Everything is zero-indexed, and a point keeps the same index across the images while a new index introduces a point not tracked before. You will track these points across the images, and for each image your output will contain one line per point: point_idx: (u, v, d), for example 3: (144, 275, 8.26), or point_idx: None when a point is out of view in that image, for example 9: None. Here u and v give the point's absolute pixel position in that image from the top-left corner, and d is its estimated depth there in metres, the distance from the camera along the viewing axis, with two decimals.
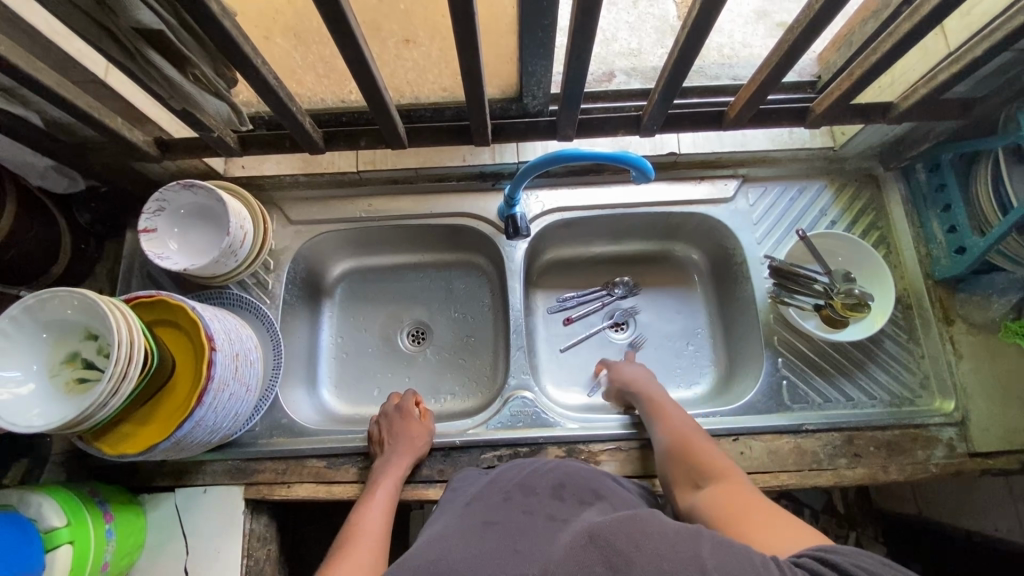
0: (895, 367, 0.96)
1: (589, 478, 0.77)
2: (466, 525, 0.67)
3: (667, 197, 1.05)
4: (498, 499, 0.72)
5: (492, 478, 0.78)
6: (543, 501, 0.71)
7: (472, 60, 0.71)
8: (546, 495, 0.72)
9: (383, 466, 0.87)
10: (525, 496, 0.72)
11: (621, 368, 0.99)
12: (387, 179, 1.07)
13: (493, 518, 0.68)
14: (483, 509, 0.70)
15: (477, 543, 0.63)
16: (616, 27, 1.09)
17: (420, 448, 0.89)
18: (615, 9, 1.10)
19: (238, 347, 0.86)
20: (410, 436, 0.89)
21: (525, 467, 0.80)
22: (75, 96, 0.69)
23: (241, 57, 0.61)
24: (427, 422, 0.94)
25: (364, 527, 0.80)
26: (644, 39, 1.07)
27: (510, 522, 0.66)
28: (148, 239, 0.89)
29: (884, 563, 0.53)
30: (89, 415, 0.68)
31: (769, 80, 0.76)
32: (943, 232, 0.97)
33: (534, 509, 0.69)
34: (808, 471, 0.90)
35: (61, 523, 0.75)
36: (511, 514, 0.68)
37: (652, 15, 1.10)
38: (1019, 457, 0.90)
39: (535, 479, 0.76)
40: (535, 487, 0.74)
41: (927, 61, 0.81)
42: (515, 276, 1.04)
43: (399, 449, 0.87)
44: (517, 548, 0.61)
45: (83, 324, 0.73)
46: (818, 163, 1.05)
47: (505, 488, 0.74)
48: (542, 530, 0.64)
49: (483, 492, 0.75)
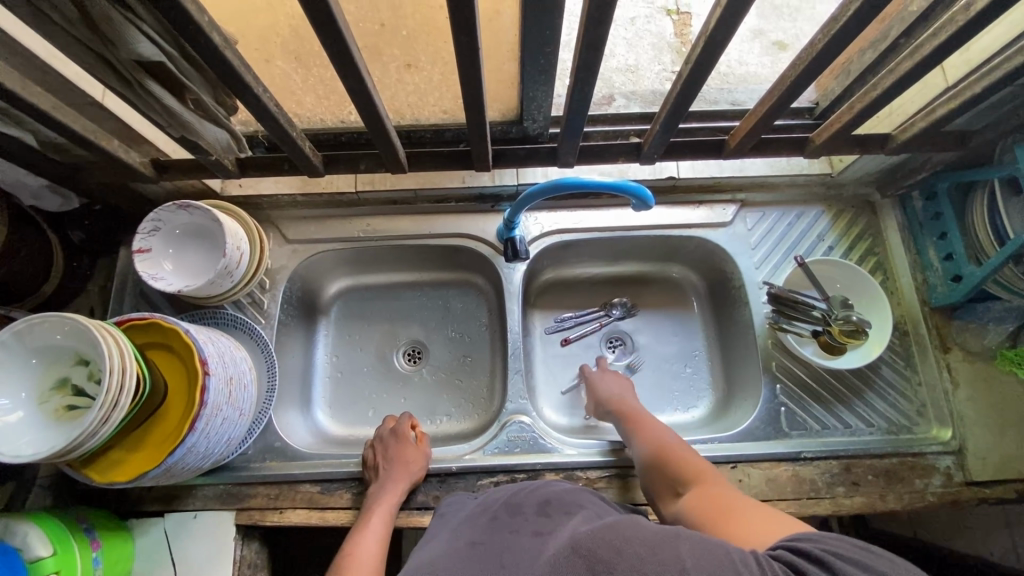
0: (892, 394, 0.96)
1: (574, 492, 0.74)
2: (452, 547, 0.64)
3: (666, 220, 1.05)
4: (483, 521, 0.70)
5: (480, 500, 0.77)
6: (530, 519, 0.67)
7: (475, 88, 0.71)
8: (533, 512, 0.69)
9: (378, 490, 0.85)
10: (511, 515, 0.69)
11: (598, 385, 0.98)
12: (386, 199, 1.06)
13: (478, 539, 0.65)
14: (469, 532, 0.68)
15: (465, 560, 0.60)
16: (614, 44, 1.10)
17: (415, 471, 0.88)
18: (613, 28, 1.11)
19: (231, 371, 0.84)
20: (404, 459, 0.88)
21: (511, 489, 0.77)
22: (71, 120, 0.69)
23: (243, 87, 0.60)
24: (421, 444, 0.93)
25: (359, 553, 0.78)
26: (641, 56, 1.08)
27: (495, 541, 0.63)
28: (142, 260, 0.88)
29: (857, 546, 0.51)
30: (79, 445, 0.67)
31: (769, 112, 0.76)
32: (940, 259, 0.97)
33: (521, 527, 0.65)
34: (806, 500, 0.89)
35: (48, 553, 0.73)
36: (498, 535, 0.65)
37: (649, 33, 1.11)
38: (1015, 486, 0.90)
39: (521, 497, 0.73)
40: (522, 507, 0.71)
41: (925, 93, 0.82)
42: (513, 297, 1.03)
43: (395, 473, 0.86)
44: (503, 563, 0.58)
45: (73, 348, 0.71)
46: (816, 188, 1.06)
47: (491, 510, 0.72)
48: (529, 543, 0.61)
49: (473, 515, 0.73)
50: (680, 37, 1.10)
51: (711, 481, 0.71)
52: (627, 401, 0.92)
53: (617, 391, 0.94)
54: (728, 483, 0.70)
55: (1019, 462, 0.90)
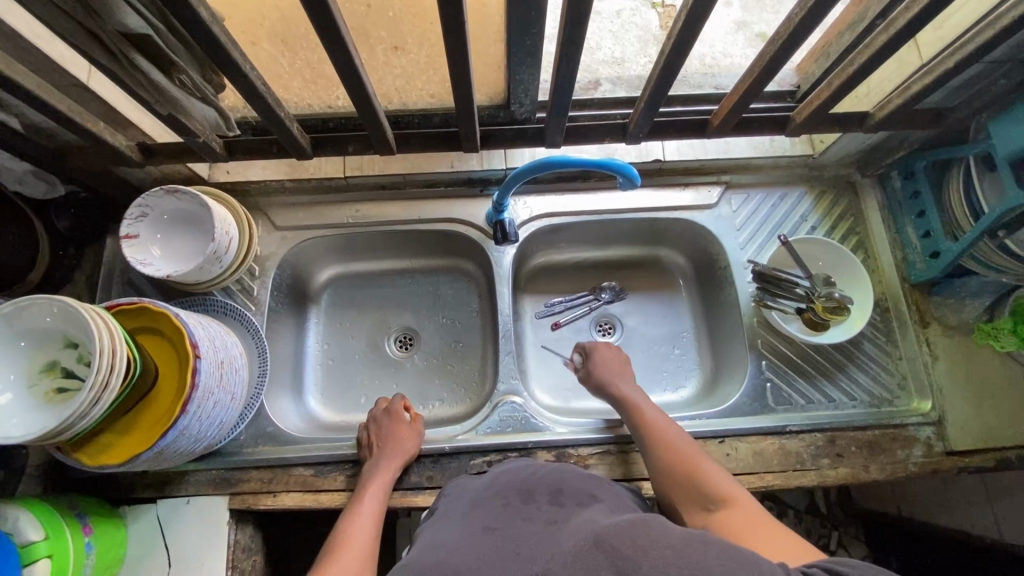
0: (875, 368, 0.98)
1: (576, 477, 0.74)
2: (466, 530, 0.63)
3: (653, 202, 1.07)
4: (497, 505, 0.68)
5: (491, 479, 0.76)
6: (544, 507, 0.66)
7: (462, 66, 0.72)
8: (546, 501, 0.67)
9: (370, 470, 0.86)
10: (524, 502, 0.67)
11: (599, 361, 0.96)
12: (375, 184, 1.06)
13: (492, 523, 0.63)
14: (479, 514, 0.66)
15: (478, 545, 0.59)
16: (600, 36, 1.11)
17: (407, 452, 0.89)
18: (599, 19, 1.12)
19: (222, 355, 0.85)
20: (397, 441, 0.89)
21: (519, 472, 0.76)
22: (57, 100, 0.68)
23: (230, 63, 0.60)
24: (414, 423, 0.93)
25: (352, 534, 0.79)
26: (627, 48, 1.09)
27: (510, 527, 0.61)
28: (130, 246, 0.88)
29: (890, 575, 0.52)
30: (69, 426, 0.67)
31: (751, 89, 0.78)
32: (919, 237, 0.99)
33: (534, 515, 0.64)
34: (792, 472, 0.91)
35: (40, 537, 0.73)
36: (511, 521, 0.63)
37: (635, 24, 1.12)
38: (993, 454, 0.93)
39: (534, 481, 0.72)
40: (535, 493, 0.69)
41: (901, 72, 0.84)
42: (504, 281, 1.04)
43: (387, 454, 0.86)
44: (519, 552, 0.56)
45: (62, 332, 0.71)
46: (798, 170, 1.08)
47: (504, 494, 0.70)
48: (539, 529, 0.60)
49: (482, 497, 0.71)
50: (665, 28, 1.11)
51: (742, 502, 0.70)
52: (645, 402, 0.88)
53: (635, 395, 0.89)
54: (757, 505, 0.70)
55: (996, 431, 0.93)
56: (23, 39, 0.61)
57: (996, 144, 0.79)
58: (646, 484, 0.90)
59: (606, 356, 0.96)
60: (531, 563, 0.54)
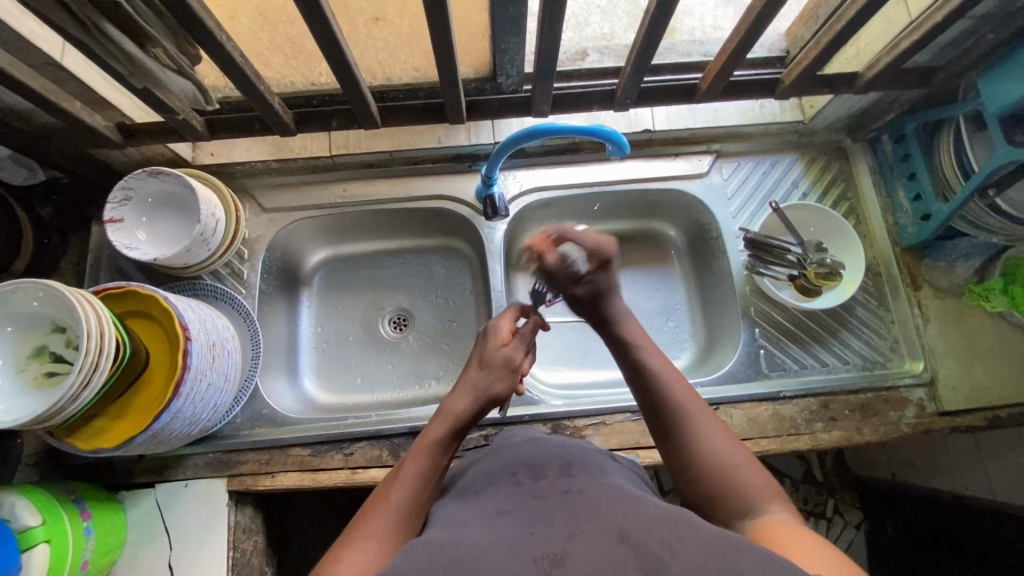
0: (867, 333, 0.99)
1: (584, 452, 0.68)
2: (478, 513, 0.56)
3: (644, 173, 1.06)
4: (507, 484, 0.61)
5: (497, 455, 0.69)
6: (556, 483, 0.59)
7: (444, 33, 0.70)
8: (557, 476, 0.61)
9: (450, 395, 0.74)
10: (535, 479, 0.61)
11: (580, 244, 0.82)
12: (362, 163, 1.05)
13: (508, 507, 0.56)
14: (490, 497, 0.59)
15: (492, 528, 0.52)
16: (588, 12, 1.06)
17: (497, 387, 0.75)
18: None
19: (214, 337, 0.84)
20: (485, 377, 0.75)
21: (523, 448, 0.69)
22: (30, 79, 0.67)
23: (205, 32, 0.59)
24: (512, 351, 0.78)
25: (411, 461, 0.65)
26: (616, 23, 1.05)
27: (526, 509, 0.55)
28: (114, 230, 0.87)
29: None
30: (60, 410, 0.66)
31: (738, 50, 0.77)
32: (911, 201, 0.99)
33: (547, 493, 0.57)
34: (786, 437, 0.92)
35: (37, 522, 0.73)
36: (524, 501, 0.57)
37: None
38: (986, 413, 0.93)
39: (541, 455, 0.66)
40: (544, 469, 0.63)
41: (890, 29, 0.83)
42: (495, 256, 1.04)
43: (469, 391, 0.74)
44: (535, 531, 0.50)
45: (48, 316, 0.70)
46: (789, 137, 1.07)
47: (512, 471, 0.64)
48: (553, 505, 0.54)
49: (488, 475, 0.65)
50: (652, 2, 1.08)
51: (779, 507, 0.56)
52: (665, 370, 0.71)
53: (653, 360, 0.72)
54: (795, 509, 0.57)
55: (989, 390, 0.94)
56: None
57: (985, 102, 0.79)
58: (643, 453, 0.90)
59: (616, 261, 0.81)
60: (548, 544, 0.47)
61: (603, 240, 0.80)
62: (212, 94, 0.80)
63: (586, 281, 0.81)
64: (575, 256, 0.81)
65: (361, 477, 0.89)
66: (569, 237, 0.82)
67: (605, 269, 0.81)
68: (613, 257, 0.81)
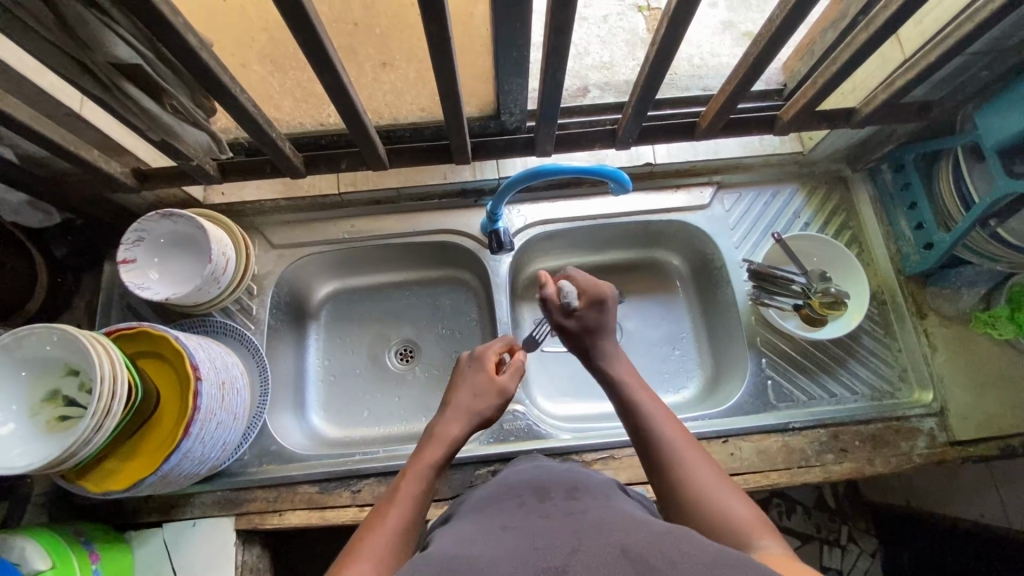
0: (875, 362, 0.98)
1: (590, 479, 0.68)
2: (481, 530, 0.56)
3: (646, 205, 1.07)
4: (511, 505, 0.61)
5: (502, 479, 0.69)
6: (561, 505, 0.59)
7: (450, 80, 0.72)
8: (562, 498, 0.60)
9: (442, 420, 0.77)
10: (540, 501, 0.61)
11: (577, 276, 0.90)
12: (369, 200, 1.07)
13: (509, 523, 0.56)
14: (494, 516, 0.59)
15: (495, 543, 0.52)
16: (588, 41, 1.10)
17: (487, 414, 0.80)
18: (586, 26, 1.12)
19: (223, 375, 0.85)
20: (476, 404, 0.79)
21: (530, 472, 0.69)
22: (51, 132, 0.69)
23: (220, 87, 0.61)
24: (506, 381, 0.83)
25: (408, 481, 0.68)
26: (616, 52, 1.09)
27: (529, 526, 0.54)
28: (127, 270, 0.88)
29: None
30: (73, 454, 0.67)
31: (736, 90, 0.79)
32: (912, 229, 1.00)
33: (551, 513, 0.57)
34: (797, 469, 0.91)
35: (46, 566, 0.73)
36: (527, 519, 0.56)
37: (623, 29, 1.12)
38: (998, 442, 0.93)
39: (547, 480, 0.66)
40: (549, 491, 0.62)
41: (886, 66, 0.84)
42: (501, 289, 1.05)
43: (462, 417, 0.78)
44: (537, 545, 0.49)
45: (62, 360, 0.71)
46: (790, 167, 1.09)
47: (517, 493, 0.63)
48: (558, 521, 0.54)
49: (495, 497, 0.65)
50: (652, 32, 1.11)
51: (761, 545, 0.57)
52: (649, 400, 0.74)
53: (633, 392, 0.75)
54: (786, 543, 0.56)
55: (1000, 419, 0.93)
56: (17, 72, 0.62)
57: (982, 135, 0.80)
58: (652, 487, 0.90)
59: (611, 303, 0.86)
60: (550, 558, 0.47)
61: (600, 283, 0.87)
62: (221, 135, 0.84)
63: (580, 318, 0.84)
64: (569, 293, 0.86)
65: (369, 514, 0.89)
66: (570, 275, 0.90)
67: (600, 308, 0.85)
68: (609, 300, 0.85)
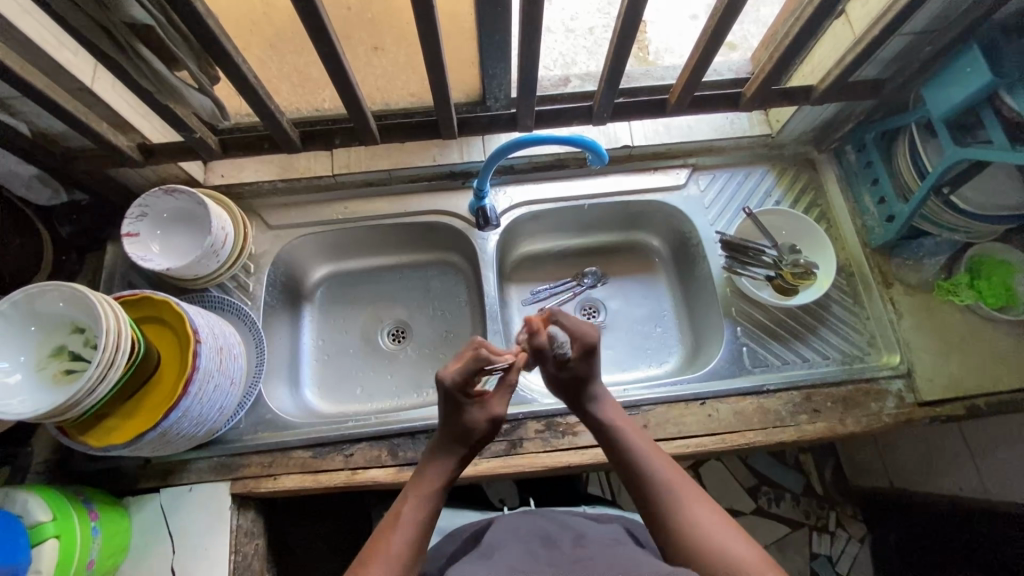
0: (844, 329, 1.03)
1: (596, 531, 0.81)
2: (491, 568, 0.67)
3: (625, 187, 1.13)
4: (522, 550, 0.72)
5: (513, 526, 0.80)
6: (566, 552, 0.71)
7: (437, 57, 0.78)
8: (567, 548, 0.73)
9: (432, 455, 0.81)
10: (547, 548, 0.73)
11: (568, 321, 0.88)
12: (362, 182, 1.12)
13: (517, 565, 0.67)
14: (505, 556, 0.70)
15: None
16: (574, 53, 1.18)
17: (477, 444, 0.82)
18: (573, 36, 1.19)
19: (222, 342, 0.88)
20: (473, 434, 0.81)
21: (540, 521, 0.82)
22: (64, 101, 0.74)
23: (224, 54, 0.66)
24: (498, 406, 0.83)
25: (409, 509, 0.74)
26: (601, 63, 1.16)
27: (535, 568, 0.66)
28: (131, 243, 0.93)
29: None
30: (76, 403, 0.70)
31: (700, 65, 0.86)
32: (875, 204, 1.06)
33: (557, 559, 0.68)
34: (772, 428, 0.95)
35: (47, 518, 0.75)
36: (535, 563, 0.68)
37: (606, 40, 1.20)
38: (964, 403, 0.96)
39: (553, 531, 0.79)
40: (557, 541, 0.75)
41: (838, 46, 0.91)
42: (489, 265, 1.10)
43: (451, 450, 0.81)
44: None
45: (70, 317, 0.75)
46: (760, 150, 1.15)
47: (527, 541, 0.75)
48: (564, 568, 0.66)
49: (503, 541, 0.76)
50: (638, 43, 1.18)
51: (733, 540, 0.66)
52: (652, 452, 0.79)
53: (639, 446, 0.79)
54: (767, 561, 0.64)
55: (966, 379, 0.97)
56: (35, 43, 0.67)
57: (931, 108, 0.87)
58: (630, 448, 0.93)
59: (599, 352, 0.86)
60: None
61: (586, 329, 0.86)
62: (234, 118, 0.91)
63: (570, 368, 0.85)
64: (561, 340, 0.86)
65: (361, 477, 0.92)
66: (558, 320, 0.88)
67: (590, 358, 0.85)
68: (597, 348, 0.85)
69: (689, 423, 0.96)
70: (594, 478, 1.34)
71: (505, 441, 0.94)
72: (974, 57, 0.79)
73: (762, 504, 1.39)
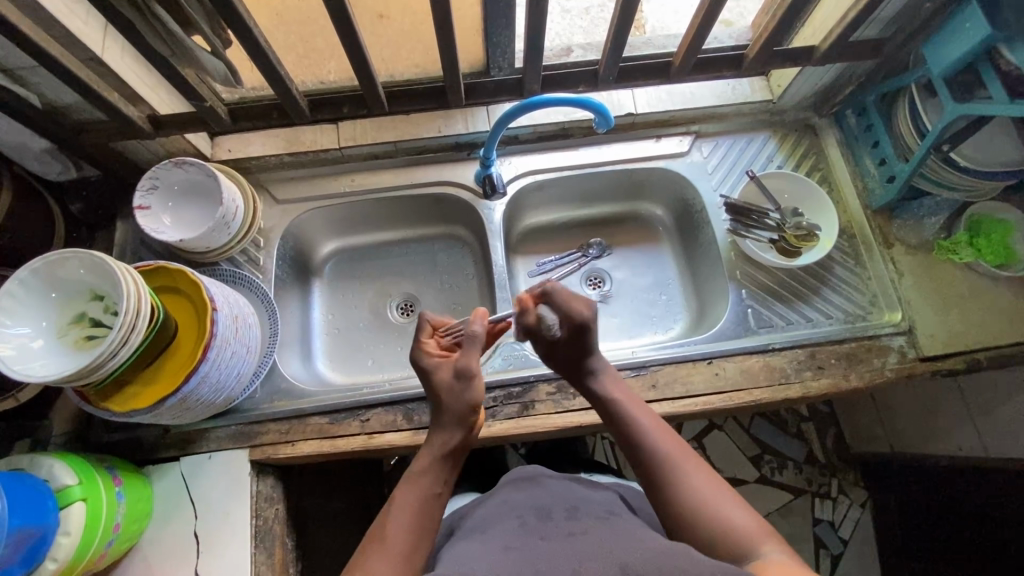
0: (847, 289, 1.05)
1: (591, 497, 0.78)
2: (485, 549, 0.63)
3: (630, 154, 1.14)
4: (514, 525, 0.69)
5: (502, 500, 0.77)
6: (561, 525, 0.68)
7: (445, 23, 0.78)
8: (563, 518, 0.69)
9: (435, 428, 0.77)
10: (540, 520, 0.69)
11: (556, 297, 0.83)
12: (368, 155, 1.13)
13: (510, 543, 0.64)
14: (496, 534, 0.67)
15: (499, 562, 0.59)
16: (571, 32, 1.16)
17: (462, 407, 0.76)
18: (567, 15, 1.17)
19: (236, 311, 0.90)
20: (443, 400, 0.76)
21: (552, 477, 0.82)
22: (76, 69, 0.75)
23: (235, 14, 0.67)
24: (464, 362, 0.77)
25: (405, 494, 0.70)
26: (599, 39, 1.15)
27: (531, 547, 0.62)
28: (142, 216, 0.94)
29: None
30: (100, 366, 0.71)
31: (704, 26, 0.87)
32: (876, 166, 1.07)
33: (551, 534, 0.65)
34: (777, 386, 0.97)
35: (74, 481, 0.77)
36: (529, 540, 0.64)
37: (604, 20, 1.17)
38: (965, 357, 0.98)
39: (548, 500, 0.75)
40: (552, 512, 0.71)
41: (837, 6, 0.92)
42: (496, 235, 1.11)
43: (444, 420, 0.76)
44: (539, 567, 0.57)
45: (90, 284, 0.76)
46: (761, 116, 1.16)
47: (519, 513, 0.71)
48: (563, 543, 0.63)
49: (494, 516, 0.73)
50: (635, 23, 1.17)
51: (729, 507, 0.67)
52: (646, 417, 0.78)
53: (636, 417, 0.78)
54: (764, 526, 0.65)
55: (967, 334, 0.98)
56: (47, 11, 0.68)
57: (932, 66, 0.87)
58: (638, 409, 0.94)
59: (593, 326, 0.82)
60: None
61: (576, 306, 0.81)
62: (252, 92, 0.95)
63: (560, 343, 0.83)
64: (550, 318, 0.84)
65: (378, 441, 0.94)
66: (548, 297, 0.84)
67: (581, 334, 0.81)
68: (591, 323, 0.81)
69: (697, 382, 0.98)
70: (600, 446, 1.37)
71: (518, 403, 0.96)
72: (973, 11, 0.80)
73: (766, 472, 1.42)
